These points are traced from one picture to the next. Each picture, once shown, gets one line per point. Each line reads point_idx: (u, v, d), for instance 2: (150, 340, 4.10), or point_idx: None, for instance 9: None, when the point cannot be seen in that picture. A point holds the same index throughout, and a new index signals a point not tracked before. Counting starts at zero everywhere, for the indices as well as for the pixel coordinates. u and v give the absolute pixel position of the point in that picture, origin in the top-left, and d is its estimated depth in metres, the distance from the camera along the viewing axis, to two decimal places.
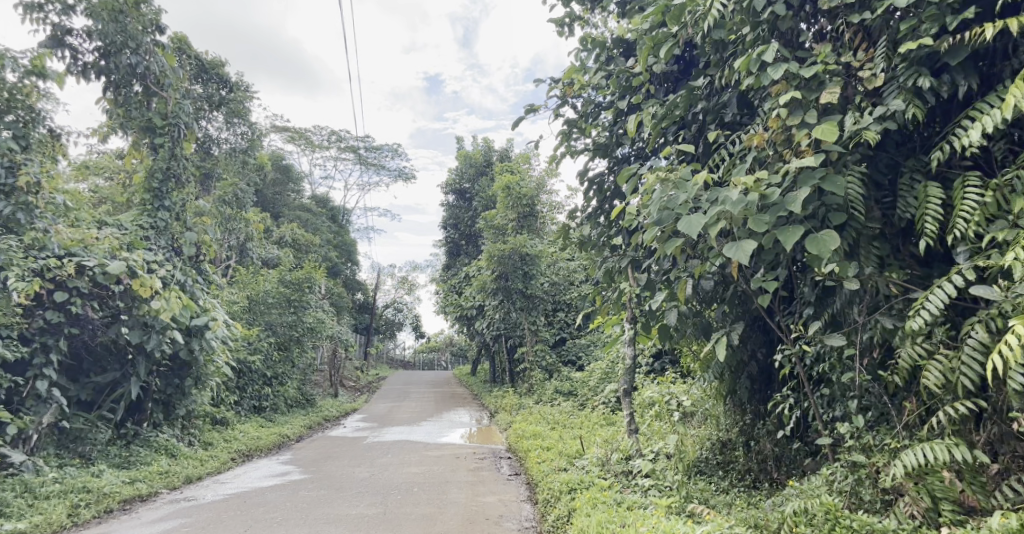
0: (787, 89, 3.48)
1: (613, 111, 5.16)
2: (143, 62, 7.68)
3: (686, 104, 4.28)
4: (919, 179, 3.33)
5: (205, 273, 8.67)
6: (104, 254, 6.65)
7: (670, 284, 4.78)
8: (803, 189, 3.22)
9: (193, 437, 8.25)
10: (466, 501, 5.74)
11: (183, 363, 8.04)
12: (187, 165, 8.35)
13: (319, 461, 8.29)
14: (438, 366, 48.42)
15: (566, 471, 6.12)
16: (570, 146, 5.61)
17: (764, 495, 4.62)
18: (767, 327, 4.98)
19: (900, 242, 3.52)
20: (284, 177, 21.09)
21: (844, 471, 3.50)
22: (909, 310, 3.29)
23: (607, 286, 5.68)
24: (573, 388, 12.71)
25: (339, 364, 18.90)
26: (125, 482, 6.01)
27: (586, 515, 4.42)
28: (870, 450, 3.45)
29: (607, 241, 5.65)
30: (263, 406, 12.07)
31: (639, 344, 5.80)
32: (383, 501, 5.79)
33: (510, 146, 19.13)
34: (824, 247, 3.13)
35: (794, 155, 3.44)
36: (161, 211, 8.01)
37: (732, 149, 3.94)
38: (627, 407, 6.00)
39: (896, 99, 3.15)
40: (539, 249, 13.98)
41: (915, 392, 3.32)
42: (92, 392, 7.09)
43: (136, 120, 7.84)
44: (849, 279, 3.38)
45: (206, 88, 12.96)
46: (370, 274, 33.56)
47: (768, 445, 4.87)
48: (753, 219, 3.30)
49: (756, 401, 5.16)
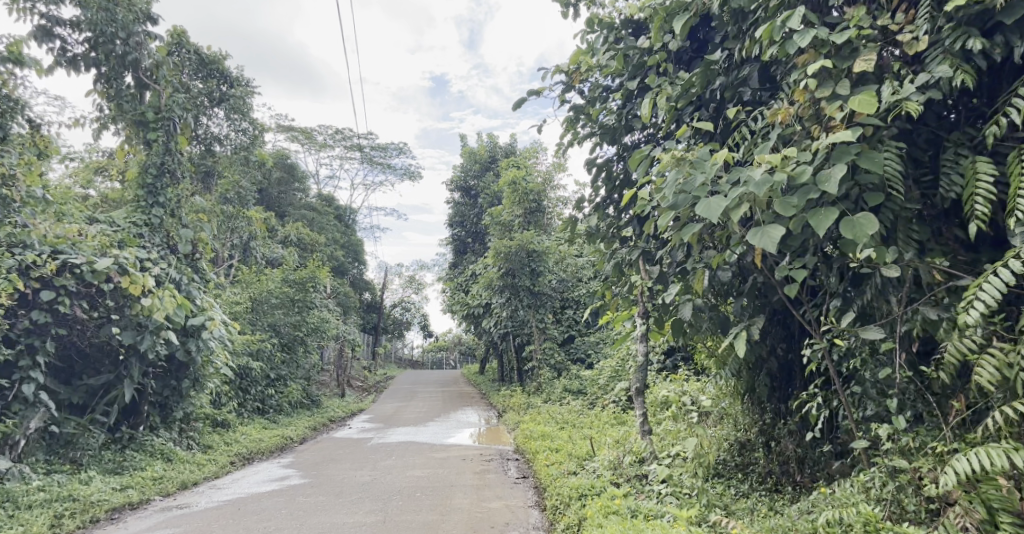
0: (816, 58, 3.15)
1: (623, 93, 4.84)
2: (134, 54, 7.43)
3: (701, 80, 3.96)
4: (965, 154, 3.00)
5: (202, 271, 8.42)
6: (94, 252, 6.45)
7: (685, 276, 4.48)
8: (837, 168, 2.89)
9: (192, 440, 8.02)
10: (471, 507, 5.44)
11: (179, 364, 7.82)
12: (182, 161, 8.12)
13: (320, 464, 8.04)
14: (446, 364, 48.26)
15: (576, 475, 5.82)
16: (576, 132, 5.29)
17: (788, 500, 4.33)
18: (789, 322, 4.66)
19: (941, 225, 3.20)
20: (289, 175, 20.88)
21: (883, 477, 3.18)
22: (956, 300, 2.97)
23: (618, 279, 5.38)
24: (583, 386, 12.43)
25: (345, 364, 18.69)
26: (116, 489, 5.77)
27: (598, 526, 4.11)
28: (911, 453, 3.14)
29: (617, 232, 5.34)
30: (267, 407, 11.83)
31: (653, 340, 5.49)
32: (384, 508, 5.48)
33: (516, 142, 18.84)
34: (862, 232, 2.81)
35: (825, 131, 3.12)
36: (155, 207, 7.78)
37: (754, 126, 3.63)
38: (639, 407, 5.62)
39: (941, 65, 2.82)
40: (546, 245, 13.71)
41: (963, 390, 2.99)
42: (85, 395, 6.87)
43: (128, 113, 7.60)
44: (887, 265, 3.06)
45: (206, 84, 12.76)
46: (378, 273, 33.42)
47: (791, 445, 4.58)
48: (780, 202, 2.98)
49: (776, 399, 4.87)
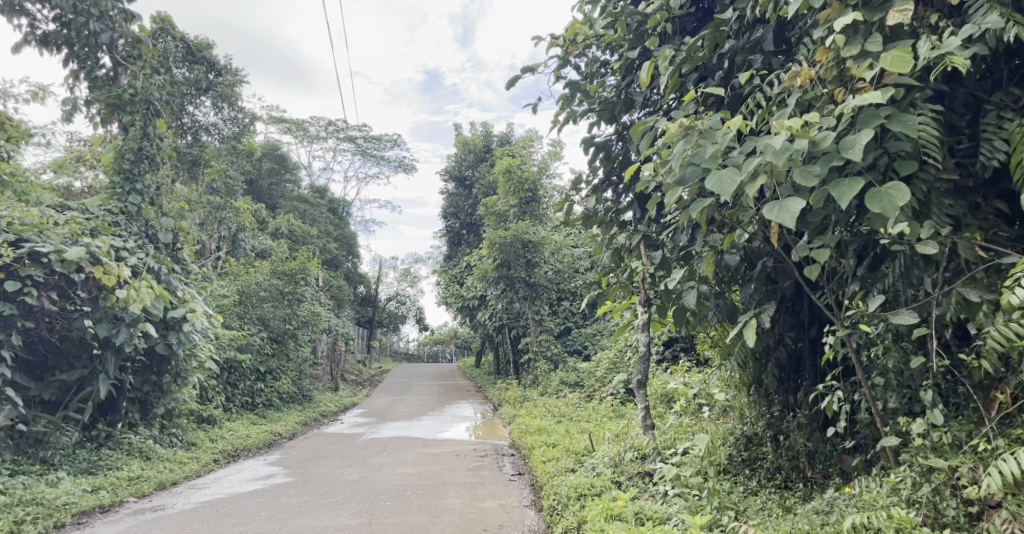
0: (841, 12, 2.81)
1: (623, 65, 4.52)
2: (108, 31, 7.03)
3: (709, 44, 3.62)
4: (1008, 116, 2.70)
5: (184, 262, 8.01)
6: (63, 240, 6.16)
7: (689, 261, 4.18)
8: (866, 132, 2.52)
9: (174, 437, 7.71)
10: (463, 507, 5.14)
11: (160, 358, 7.49)
12: (161, 146, 7.78)
13: (308, 462, 7.71)
14: (443, 358, 48.03)
15: (574, 473, 5.51)
16: (573, 112, 4.88)
17: (801, 498, 4.07)
18: (799, 310, 4.38)
19: (978, 198, 2.88)
20: (280, 166, 20.47)
21: (915, 478, 2.88)
22: (1001, 279, 2.64)
23: (617, 266, 5.07)
24: (580, 378, 12.13)
25: (338, 358, 18.34)
26: (87, 491, 5.45)
27: (601, 531, 3.81)
28: (947, 451, 2.83)
29: (615, 216, 5.02)
30: (256, 403, 11.49)
31: (654, 330, 5.17)
32: (370, 509, 5.17)
33: (511, 130, 18.49)
34: (890, 204, 2.42)
35: (850, 94, 2.77)
36: (133, 194, 7.44)
37: (769, 90, 3.29)
38: (641, 402, 5.30)
39: (987, 16, 2.47)
40: (542, 235, 13.39)
41: (1007, 381, 2.70)
42: (58, 391, 6.54)
43: (103, 95, 7.24)
44: (922, 243, 2.69)
45: (193, 71, 12.45)
46: (372, 267, 32.95)
47: (801, 440, 4.32)
48: (800, 171, 2.59)
49: (784, 391, 4.62)
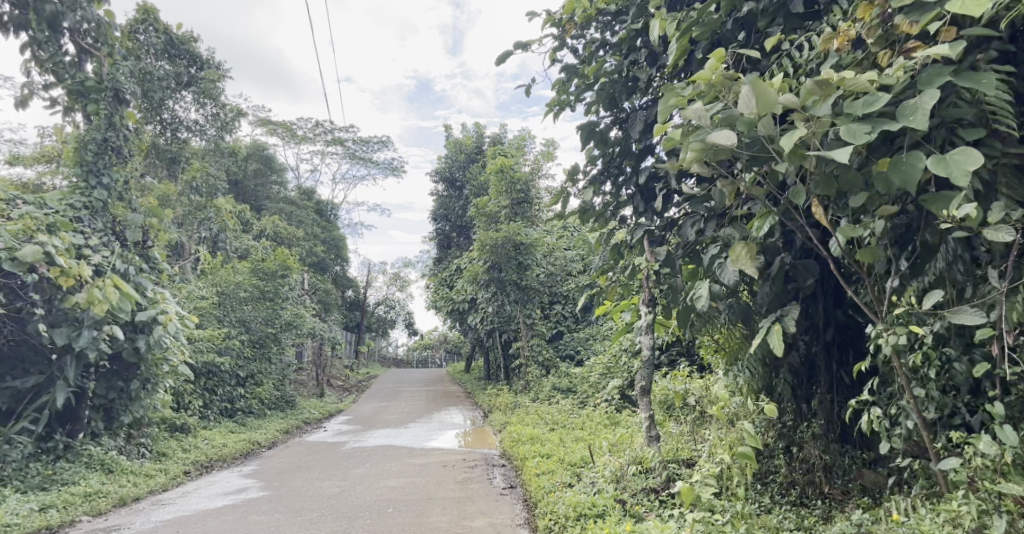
0: None
1: (625, 41, 4.08)
2: (70, 14, 6.54)
3: (727, 8, 3.20)
4: None
5: (155, 261, 7.50)
6: (15, 236, 5.66)
7: (697, 257, 3.73)
8: (929, 93, 2.10)
9: (142, 448, 7.20)
10: (450, 526, 4.66)
11: (127, 364, 6.98)
12: (130, 138, 7.33)
13: (285, 474, 7.22)
14: (432, 363, 47.43)
15: (572, 488, 5.07)
16: (567, 95, 4.45)
17: (821, 517, 3.68)
18: (813, 311, 3.99)
19: None
20: (265, 167, 19.98)
21: (978, 503, 2.52)
22: None
23: (616, 264, 4.62)
24: (573, 384, 11.76)
25: (323, 364, 17.76)
26: (34, 511, 4.95)
27: None
28: (1013, 472, 2.49)
29: (616, 209, 4.50)
30: (232, 411, 10.91)
31: (657, 333, 4.74)
32: (347, 528, 4.68)
33: (504, 131, 18.09)
34: (956, 168, 2.01)
35: (901, 54, 2.37)
36: (98, 189, 6.90)
37: (798, 56, 2.88)
38: (643, 411, 4.85)
39: None
40: (534, 237, 12.92)
41: None
42: (10, 399, 6.06)
43: (66, 82, 6.73)
44: (991, 225, 2.26)
45: (174, 65, 12.04)
46: (360, 271, 32.26)
47: (816, 450, 3.94)
48: (848, 128, 2.18)
49: (798, 398, 4.20)
